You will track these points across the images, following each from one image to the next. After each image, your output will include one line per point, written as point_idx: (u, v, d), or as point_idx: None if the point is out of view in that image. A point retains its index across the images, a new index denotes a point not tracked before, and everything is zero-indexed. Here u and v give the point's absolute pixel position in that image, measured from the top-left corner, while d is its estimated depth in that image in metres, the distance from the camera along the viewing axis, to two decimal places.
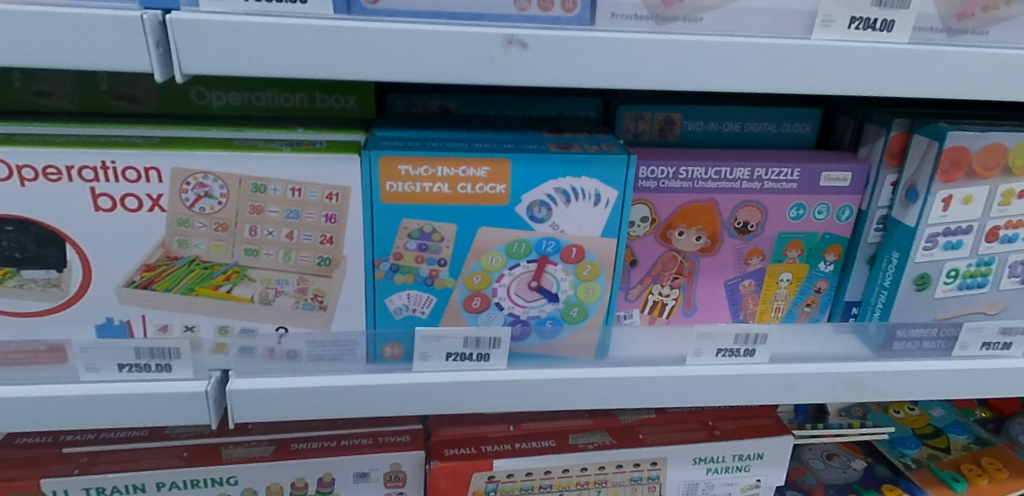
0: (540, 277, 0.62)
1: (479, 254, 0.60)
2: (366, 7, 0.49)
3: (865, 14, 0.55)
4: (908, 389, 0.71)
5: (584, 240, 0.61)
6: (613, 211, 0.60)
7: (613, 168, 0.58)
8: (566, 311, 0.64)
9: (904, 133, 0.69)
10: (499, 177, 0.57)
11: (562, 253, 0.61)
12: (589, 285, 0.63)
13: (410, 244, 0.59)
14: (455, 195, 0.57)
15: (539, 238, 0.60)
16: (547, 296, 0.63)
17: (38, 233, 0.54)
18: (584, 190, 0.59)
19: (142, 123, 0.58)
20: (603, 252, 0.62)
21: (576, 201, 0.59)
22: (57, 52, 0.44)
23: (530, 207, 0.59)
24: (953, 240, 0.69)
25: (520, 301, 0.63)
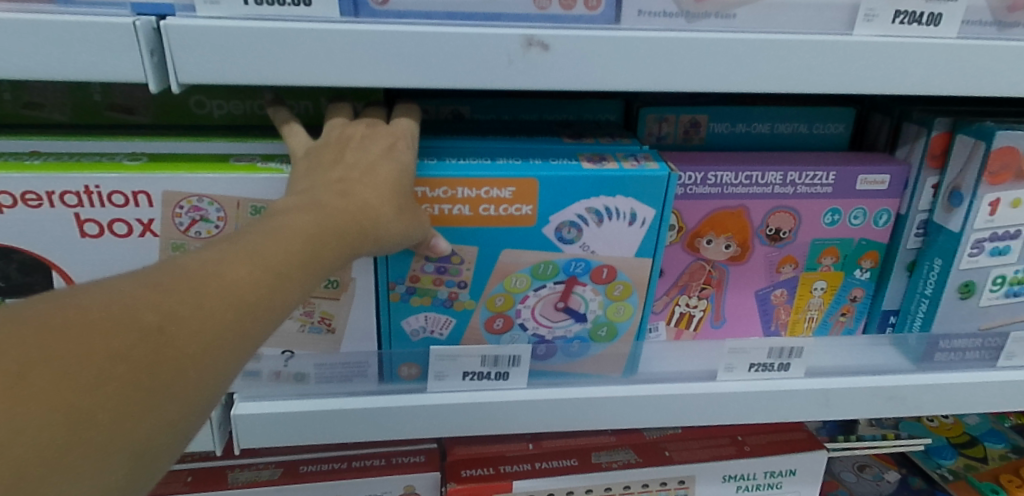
0: (568, 298, 0.59)
1: (503, 276, 0.57)
2: (374, 9, 0.45)
3: (910, 8, 0.51)
4: (952, 403, 0.67)
5: (616, 261, 0.57)
6: (650, 229, 0.56)
7: (652, 187, 0.54)
8: (595, 330, 0.61)
9: (947, 132, 0.65)
10: (525, 197, 0.53)
11: (592, 274, 0.58)
12: (621, 304, 0.60)
13: (427, 267, 0.56)
14: (477, 217, 0.54)
15: (567, 259, 0.57)
16: (575, 317, 0.60)
17: (21, 262, 0.51)
18: (618, 209, 0.55)
19: (138, 135, 0.55)
20: (636, 272, 0.58)
21: (609, 221, 0.55)
22: (43, 63, 0.41)
23: (559, 229, 0.55)
24: (1000, 246, 0.65)
25: (546, 321, 0.60)
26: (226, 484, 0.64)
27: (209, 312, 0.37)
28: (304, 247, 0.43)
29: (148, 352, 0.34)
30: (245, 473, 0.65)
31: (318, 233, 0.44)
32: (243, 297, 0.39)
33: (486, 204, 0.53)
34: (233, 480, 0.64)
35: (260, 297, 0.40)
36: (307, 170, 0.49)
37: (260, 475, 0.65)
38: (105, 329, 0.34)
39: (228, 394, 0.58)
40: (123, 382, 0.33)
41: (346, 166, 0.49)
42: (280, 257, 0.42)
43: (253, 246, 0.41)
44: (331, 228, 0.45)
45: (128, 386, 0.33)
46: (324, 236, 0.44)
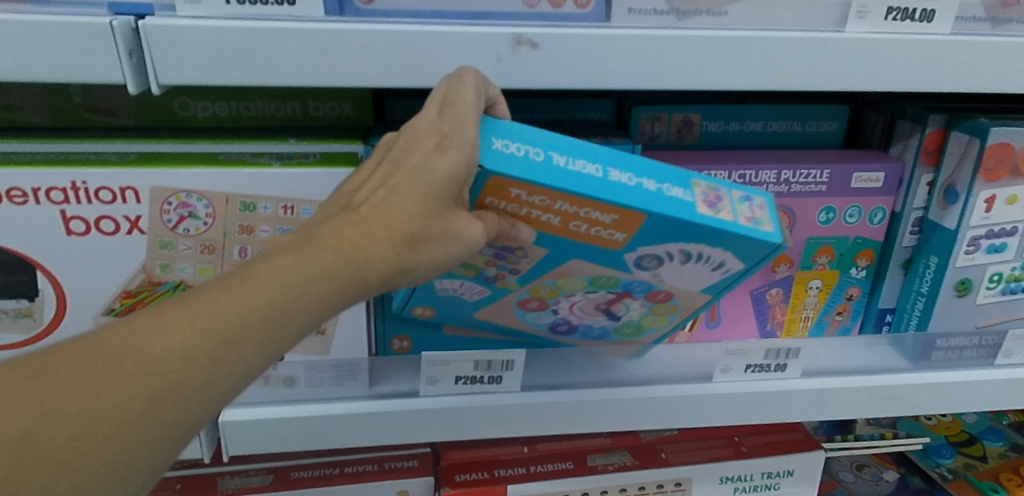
0: (614, 304, 0.56)
1: (562, 274, 0.51)
2: (360, 7, 0.44)
3: (902, 4, 0.51)
4: (950, 402, 0.66)
5: (675, 289, 0.53)
6: (727, 276, 0.51)
7: (752, 250, 0.47)
8: (623, 326, 0.60)
9: (941, 129, 0.64)
10: (624, 228, 0.45)
11: (648, 294, 0.54)
12: (658, 317, 0.58)
13: (486, 252, 0.48)
14: (564, 230, 0.46)
15: (630, 280, 0.52)
16: (610, 316, 0.58)
17: (5, 261, 0.50)
18: (710, 256, 0.48)
19: (121, 137, 0.54)
20: (689, 299, 0.55)
21: (693, 263, 0.49)
22: (20, 65, 0.40)
23: (639, 257, 0.49)
24: (996, 243, 0.65)
25: (581, 315, 0.57)
26: (216, 491, 0.63)
27: (106, 394, 0.33)
28: (247, 313, 0.37)
29: (18, 436, 0.31)
30: (235, 480, 0.64)
31: (272, 291, 0.38)
32: (162, 372, 0.34)
33: (578, 223, 0.45)
34: (223, 487, 0.63)
35: (181, 380, 0.35)
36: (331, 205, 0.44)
37: (251, 482, 0.64)
38: None
39: None
40: None
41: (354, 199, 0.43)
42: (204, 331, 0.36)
43: (196, 312, 0.36)
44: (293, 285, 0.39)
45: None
46: (278, 294, 0.38)
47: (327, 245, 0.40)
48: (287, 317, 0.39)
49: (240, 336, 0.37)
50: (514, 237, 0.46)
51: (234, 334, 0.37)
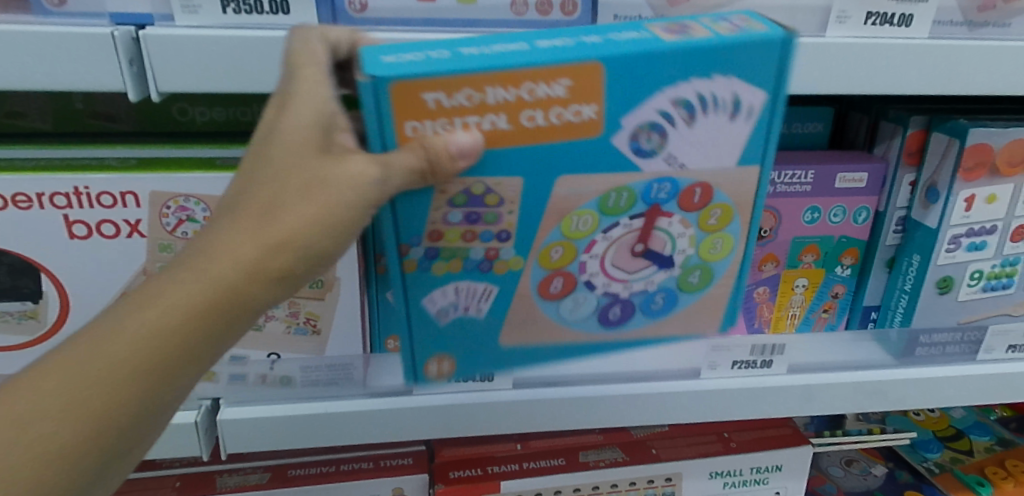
0: (648, 237, 0.47)
1: (561, 218, 0.45)
2: (352, 15, 0.46)
3: (881, 9, 0.52)
4: (932, 396, 0.68)
5: (710, 175, 0.45)
6: (756, 123, 0.43)
7: (760, 55, 0.41)
8: (685, 278, 0.49)
9: (922, 130, 0.66)
10: (588, 92, 0.39)
11: (681, 198, 0.45)
12: (717, 237, 0.48)
13: (454, 216, 0.44)
14: (520, 130, 0.40)
15: (647, 182, 0.44)
16: (658, 262, 0.48)
17: (11, 264, 0.51)
18: (716, 95, 0.41)
19: (121, 143, 0.55)
20: (739, 189, 0.46)
21: (705, 115, 0.42)
22: (23, 73, 0.42)
23: (635, 136, 0.42)
24: (977, 241, 0.66)
25: (619, 271, 0.48)
26: (215, 489, 0.64)
27: (64, 409, 0.35)
28: (170, 319, 0.37)
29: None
30: (233, 478, 0.65)
31: (198, 325, 0.37)
32: (106, 383, 0.36)
33: (533, 112, 0.39)
34: (222, 485, 0.64)
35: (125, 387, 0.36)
36: (244, 179, 0.39)
37: (249, 480, 0.65)
38: None
39: (213, 400, 0.58)
40: None
41: (266, 191, 0.38)
42: (133, 377, 0.36)
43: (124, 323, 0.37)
44: (223, 316, 0.38)
45: None
46: (208, 325, 0.38)
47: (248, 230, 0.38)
48: (220, 342, 0.39)
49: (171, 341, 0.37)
50: (461, 154, 0.39)
51: (165, 341, 0.37)
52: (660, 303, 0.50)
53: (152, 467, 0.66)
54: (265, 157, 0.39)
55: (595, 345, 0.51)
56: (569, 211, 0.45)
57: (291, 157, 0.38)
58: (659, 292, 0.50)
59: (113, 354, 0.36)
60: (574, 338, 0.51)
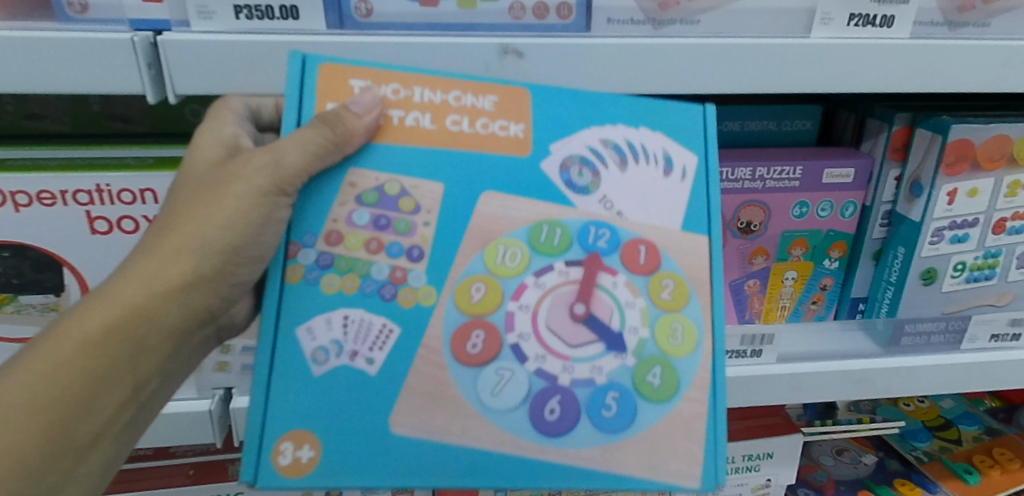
0: (590, 299, 0.47)
1: (486, 245, 0.47)
2: (359, 21, 0.48)
3: (864, 11, 0.54)
4: (917, 384, 0.70)
5: (649, 232, 0.48)
6: (695, 183, 0.49)
7: (685, 121, 0.49)
8: (641, 377, 0.47)
9: (907, 126, 0.68)
10: (513, 113, 0.48)
11: (623, 252, 0.47)
12: (674, 323, 0.48)
13: (362, 218, 0.46)
14: (444, 132, 0.47)
15: (582, 223, 0.47)
16: (607, 340, 0.47)
17: (35, 259, 0.53)
18: (649, 149, 0.48)
19: (137, 143, 0.58)
20: (686, 260, 0.48)
21: (637, 163, 0.48)
22: (47, 77, 0.44)
23: (567, 168, 0.48)
24: (960, 234, 0.69)
25: (560, 344, 0.46)
26: (227, 476, 0.66)
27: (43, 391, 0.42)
28: (117, 311, 0.43)
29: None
30: None
31: (132, 338, 0.44)
32: (77, 368, 0.43)
33: (458, 116, 0.47)
34: (233, 473, 0.67)
35: (91, 371, 0.43)
36: (166, 209, 0.47)
37: None
38: None
39: (226, 390, 0.60)
40: None
41: (181, 213, 0.45)
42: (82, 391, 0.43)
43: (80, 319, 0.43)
44: (152, 327, 0.44)
45: None
46: (140, 338, 0.44)
47: (172, 236, 0.45)
48: (154, 349, 0.45)
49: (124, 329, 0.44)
50: (363, 111, 0.45)
51: (118, 330, 0.43)
52: (613, 410, 0.47)
53: (166, 455, 0.68)
54: (187, 184, 0.47)
55: (530, 468, 0.46)
56: (497, 237, 0.47)
57: (198, 180, 0.47)
58: (609, 392, 0.47)
59: (57, 376, 0.42)
60: (495, 440, 0.46)
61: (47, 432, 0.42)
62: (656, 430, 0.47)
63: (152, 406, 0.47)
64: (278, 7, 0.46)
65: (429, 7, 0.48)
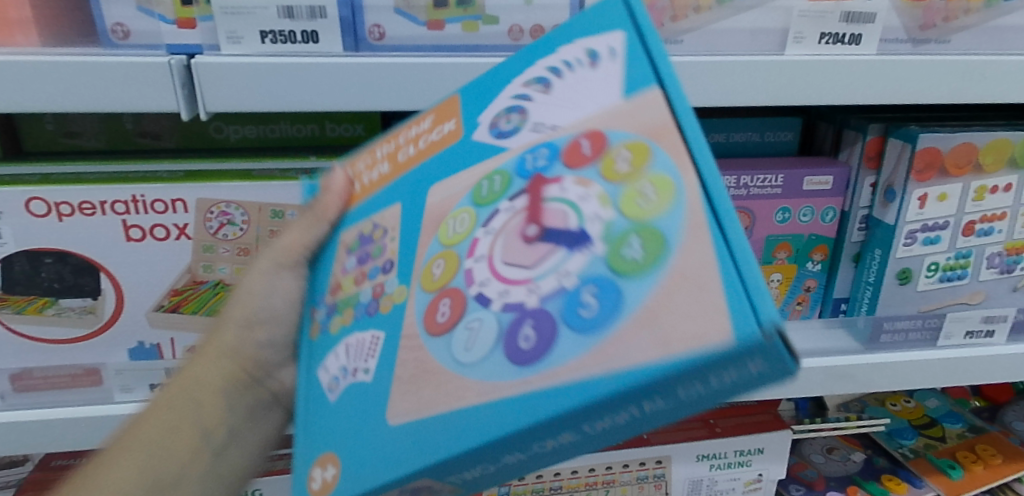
0: (540, 213, 0.36)
1: (437, 226, 0.41)
2: (372, 44, 0.53)
3: (833, 30, 0.59)
4: (897, 379, 0.74)
5: (597, 124, 0.38)
6: (631, 55, 0.39)
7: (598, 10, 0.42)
8: (619, 259, 0.33)
9: (880, 136, 0.73)
10: (448, 114, 0.46)
11: (566, 156, 0.38)
12: (638, 185, 0.35)
13: (349, 262, 0.47)
14: (399, 167, 0.47)
15: (517, 159, 0.40)
16: (562, 240, 0.35)
17: (75, 264, 0.57)
18: (573, 57, 0.41)
19: (167, 158, 0.62)
20: (648, 115, 0.37)
21: (569, 74, 0.41)
22: (91, 97, 0.48)
23: (496, 125, 0.42)
24: (932, 236, 0.73)
25: (513, 269, 0.36)
26: None
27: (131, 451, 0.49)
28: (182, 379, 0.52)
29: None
30: None
31: (187, 395, 0.51)
32: (155, 424, 0.50)
33: (406, 148, 0.47)
34: None
35: (165, 421, 0.50)
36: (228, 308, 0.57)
37: None
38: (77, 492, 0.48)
39: None
40: None
41: (228, 311, 0.56)
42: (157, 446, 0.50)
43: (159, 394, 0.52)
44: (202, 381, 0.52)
45: None
46: (197, 392, 0.51)
47: (219, 322, 0.55)
48: (208, 400, 0.51)
49: (187, 387, 0.52)
50: (333, 189, 0.50)
51: (181, 388, 0.51)
52: (592, 306, 0.33)
53: None
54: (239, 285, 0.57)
55: (517, 407, 0.33)
56: (446, 213, 0.41)
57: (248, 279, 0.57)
58: (585, 287, 0.33)
59: (137, 436, 0.49)
60: (480, 396, 0.34)
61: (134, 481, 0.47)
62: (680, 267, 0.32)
63: (230, 456, 0.50)
64: (301, 32, 0.50)
65: (436, 30, 0.53)
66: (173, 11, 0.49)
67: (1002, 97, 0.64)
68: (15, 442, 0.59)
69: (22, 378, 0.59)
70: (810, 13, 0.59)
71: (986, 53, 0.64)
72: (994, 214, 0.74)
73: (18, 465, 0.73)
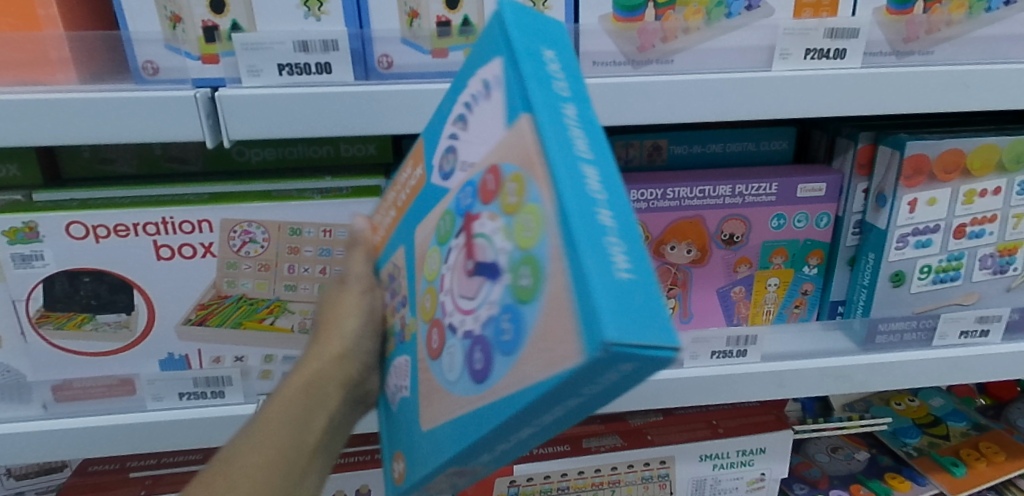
0: (472, 248, 0.39)
1: (422, 264, 0.45)
2: (381, 72, 0.57)
3: (818, 46, 0.62)
4: (892, 378, 0.77)
5: (496, 156, 0.39)
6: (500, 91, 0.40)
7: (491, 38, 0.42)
8: (515, 281, 0.36)
9: (871, 144, 0.76)
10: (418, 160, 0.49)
11: (481, 191, 0.40)
12: (523, 217, 0.37)
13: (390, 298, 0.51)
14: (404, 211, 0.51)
15: (456, 195, 0.42)
16: (488, 275, 0.38)
17: (110, 282, 0.62)
18: (473, 93, 0.43)
19: (194, 180, 0.67)
20: (512, 151, 0.38)
21: (473, 114, 0.43)
22: (123, 128, 0.52)
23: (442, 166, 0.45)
24: (923, 239, 0.76)
25: (462, 302, 0.40)
26: None
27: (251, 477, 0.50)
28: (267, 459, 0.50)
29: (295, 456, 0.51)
30: None
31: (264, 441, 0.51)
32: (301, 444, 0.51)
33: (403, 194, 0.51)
34: None
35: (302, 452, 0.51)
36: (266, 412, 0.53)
37: None
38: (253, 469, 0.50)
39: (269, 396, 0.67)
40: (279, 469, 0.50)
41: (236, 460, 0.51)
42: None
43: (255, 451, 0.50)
44: (333, 387, 0.52)
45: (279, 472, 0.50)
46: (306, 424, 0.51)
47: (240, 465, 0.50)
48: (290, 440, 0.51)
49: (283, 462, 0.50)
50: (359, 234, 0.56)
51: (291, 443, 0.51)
52: (507, 336, 0.37)
53: None
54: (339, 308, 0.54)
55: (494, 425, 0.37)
56: (424, 252, 0.45)
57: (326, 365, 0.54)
58: (502, 316, 0.37)
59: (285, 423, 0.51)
60: (465, 405, 0.39)
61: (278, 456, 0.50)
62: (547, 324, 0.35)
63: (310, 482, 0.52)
64: (315, 64, 0.54)
65: (440, 58, 0.57)
66: (198, 48, 0.54)
67: (987, 105, 0.66)
68: (54, 447, 0.63)
69: (64, 388, 0.64)
70: (794, 31, 0.62)
71: (968, 62, 0.66)
72: (985, 217, 0.76)
73: (58, 471, 0.80)
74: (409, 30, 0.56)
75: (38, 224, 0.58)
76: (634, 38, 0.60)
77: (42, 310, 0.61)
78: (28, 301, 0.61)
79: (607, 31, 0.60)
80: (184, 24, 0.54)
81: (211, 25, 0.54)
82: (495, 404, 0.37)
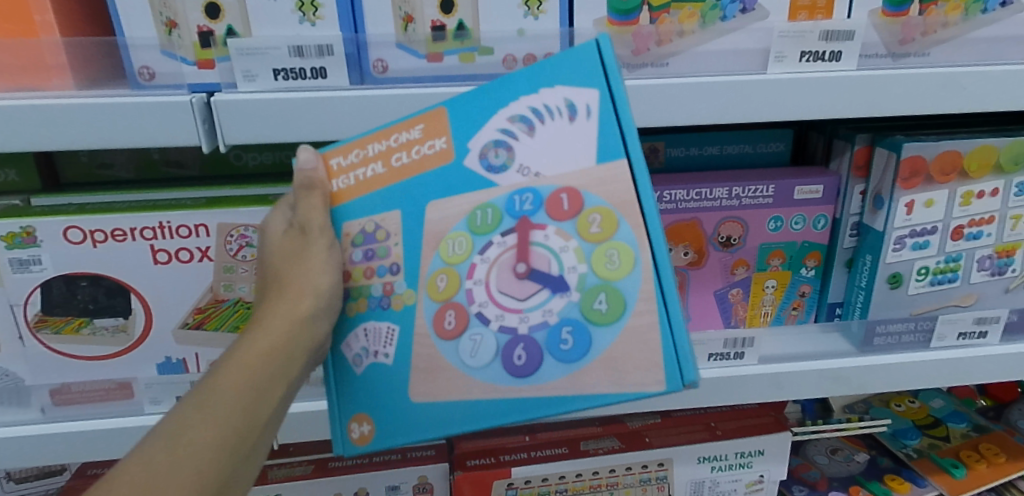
0: (528, 255, 0.52)
1: (437, 244, 0.54)
2: (377, 77, 0.57)
3: (813, 48, 0.62)
4: (890, 380, 0.76)
5: (574, 181, 0.51)
6: (597, 123, 0.51)
7: (585, 62, 0.51)
8: (590, 303, 0.51)
9: (867, 146, 0.76)
10: (436, 130, 0.54)
11: (547, 206, 0.52)
12: (606, 250, 0.51)
13: (356, 255, 0.56)
14: (391, 171, 0.55)
15: (508, 196, 0.52)
16: (551, 286, 0.51)
17: (108, 286, 0.62)
18: (551, 105, 0.51)
19: (192, 185, 0.67)
20: (604, 190, 0.51)
21: (548, 120, 0.51)
22: (118, 134, 0.53)
23: (485, 155, 0.53)
24: (920, 241, 0.76)
25: (509, 300, 0.52)
26: (267, 480, 0.79)
27: (200, 440, 0.48)
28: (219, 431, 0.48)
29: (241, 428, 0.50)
30: (282, 470, 0.81)
31: (213, 408, 0.49)
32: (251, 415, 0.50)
33: (399, 153, 0.55)
34: (273, 476, 0.80)
35: (249, 423, 0.50)
36: (211, 373, 0.51)
37: (295, 471, 0.80)
38: (195, 436, 0.48)
39: None
40: (228, 442, 0.49)
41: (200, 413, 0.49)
42: (206, 478, 0.47)
43: (206, 418, 0.48)
44: (296, 357, 0.53)
45: (229, 446, 0.49)
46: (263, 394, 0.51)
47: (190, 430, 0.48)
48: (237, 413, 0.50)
49: (234, 432, 0.49)
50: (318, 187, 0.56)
51: (242, 410, 0.50)
52: (569, 344, 0.51)
53: None
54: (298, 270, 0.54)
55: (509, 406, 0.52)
56: (445, 234, 0.54)
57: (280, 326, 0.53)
58: (563, 327, 0.51)
59: (242, 389, 0.50)
60: (483, 390, 0.53)
61: (225, 427, 0.49)
62: (614, 350, 0.51)
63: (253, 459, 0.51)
64: (310, 68, 0.55)
65: (435, 62, 0.57)
66: (194, 54, 0.54)
67: (983, 107, 0.66)
68: (52, 451, 0.63)
69: (62, 392, 0.64)
70: (790, 33, 0.62)
71: (965, 64, 0.66)
72: (983, 218, 0.76)
73: (57, 475, 0.80)
74: (404, 35, 0.56)
75: (35, 229, 0.59)
76: (628, 42, 0.60)
77: (40, 314, 0.62)
78: (26, 306, 0.61)
79: (602, 34, 0.60)
80: (179, 30, 0.54)
81: (207, 31, 0.54)
82: (534, 395, 0.52)
